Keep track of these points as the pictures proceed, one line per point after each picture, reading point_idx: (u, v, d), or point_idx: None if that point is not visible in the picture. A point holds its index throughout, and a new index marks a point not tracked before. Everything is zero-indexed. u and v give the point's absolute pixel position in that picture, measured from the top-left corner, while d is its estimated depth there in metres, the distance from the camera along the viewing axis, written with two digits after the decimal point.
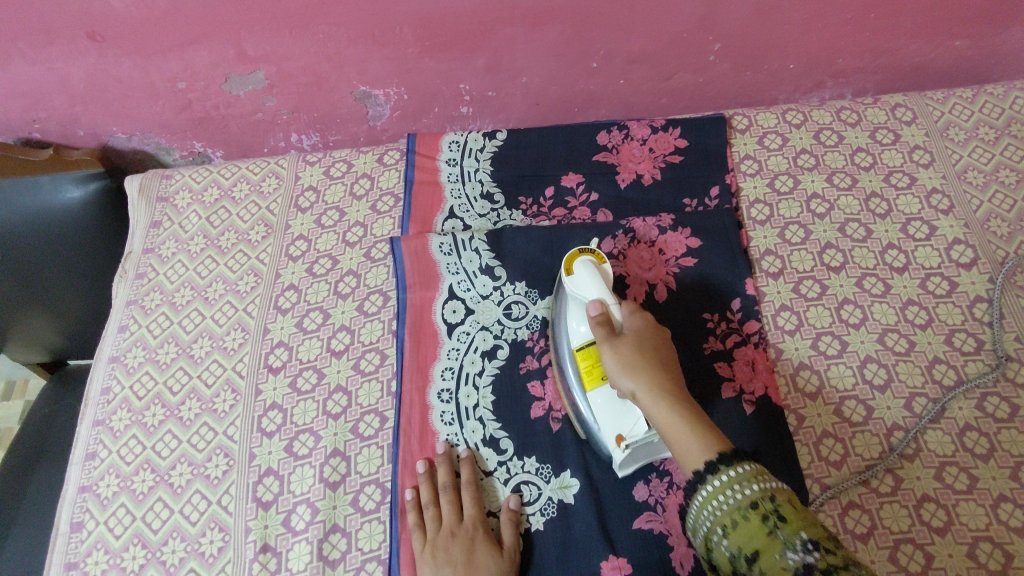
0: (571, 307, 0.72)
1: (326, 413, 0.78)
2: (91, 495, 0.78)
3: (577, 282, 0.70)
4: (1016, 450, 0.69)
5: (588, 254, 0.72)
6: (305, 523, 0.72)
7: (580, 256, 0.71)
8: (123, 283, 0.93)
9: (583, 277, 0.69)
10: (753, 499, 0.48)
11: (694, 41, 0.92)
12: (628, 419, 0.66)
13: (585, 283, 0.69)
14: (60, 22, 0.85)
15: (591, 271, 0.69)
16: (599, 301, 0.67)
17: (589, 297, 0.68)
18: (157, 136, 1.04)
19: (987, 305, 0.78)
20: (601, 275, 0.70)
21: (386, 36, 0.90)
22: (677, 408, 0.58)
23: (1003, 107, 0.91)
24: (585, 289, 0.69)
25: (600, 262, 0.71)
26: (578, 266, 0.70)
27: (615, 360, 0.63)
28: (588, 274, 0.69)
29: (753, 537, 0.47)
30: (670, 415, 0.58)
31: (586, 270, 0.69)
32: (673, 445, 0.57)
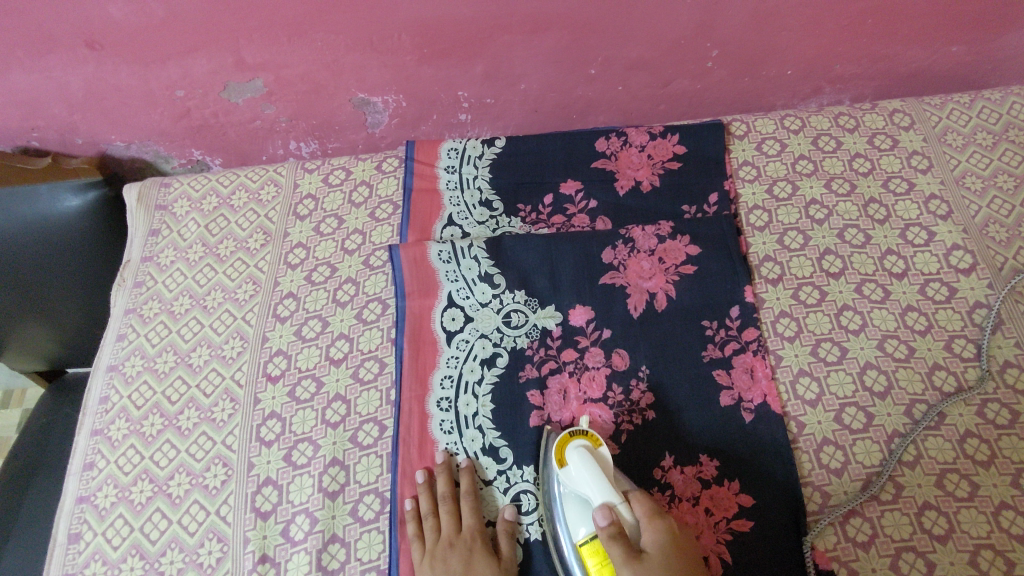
0: (571, 502, 0.66)
1: (325, 422, 0.78)
2: (89, 506, 0.78)
3: (573, 476, 0.65)
4: (1016, 457, 0.69)
5: (580, 439, 0.68)
6: (304, 533, 0.72)
7: (573, 441, 0.67)
8: (121, 291, 0.93)
9: (581, 473, 0.64)
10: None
11: (692, 47, 0.92)
12: None
13: (584, 475, 0.64)
14: (59, 31, 0.84)
15: (586, 460, 0.64)
16: (605, 507, 0.61)
17: (592, 497, 0.63)
18: (155, 144, 1.04)
19: (986, 310, 0.78)
20: (598, 464, 0.65)
21: (384, 44, 0.90)
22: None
23: (1000, 112, 0.91)
24: (585, 485, 0.63)
25: (596, 449, 0.66)
26: (572, 453, 0.66)
27: None
28: (585, 466, 0.64)
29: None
30: None
31: (581, 456, 0.65)
32: None
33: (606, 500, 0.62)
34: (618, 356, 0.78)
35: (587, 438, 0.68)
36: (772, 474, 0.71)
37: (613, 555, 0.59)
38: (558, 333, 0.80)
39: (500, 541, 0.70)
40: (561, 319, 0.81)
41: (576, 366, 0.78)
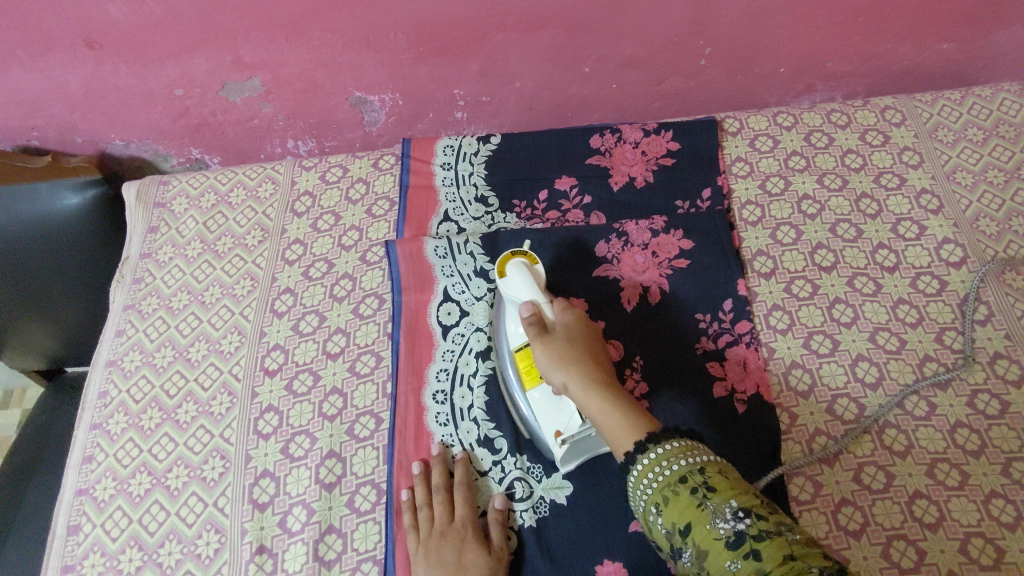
0: (507, 309, 0.74)
1: (321, 414, 0.79)
2: (88, 498, 0.78)
3: (507, 283, 0.73)
4: (1007, 446, 0.70)
5: (519, 256, 0.75)
6: (301, 523, 0.73)
7: (512, 259, 0.74)
8: (121, 287, 0.94)
9: (517, 278, 0.72)
10: (680, 475, 0.53)
11: (685, 45, 0.93)
12: (564, 415, 0.68)
13: (517, 284, 0.72)
14: (58, 30, 0.85)
15: (521, 273, 0.72)
16: (532, 302, 0.70)
17: (522, 297, 0.71)
18: (154, 143, 1.05)
19: (977, 303, 0.79)
20: (531, 275, 0.73)
21: (381, 43, 0.91)
22: (609, 397, 0.62)
23: (991, 109, 0.92)
24: (518, 289, 0.72)
25: (533, 263, 0.74)
26: (510, 268, 0.73)
27: (547, 357, 0.66)
28: (520, 274, 0.72)
29: (684, 511, 0.52)
30: (601, 404, 0.61)
31: (517, 270, 0.72)
32: (610, 431, 0.60)
33: (532, 300, 0.70)
34: (612, 348, 0.79)
35: (527, 258, 0.75)
36: (763, 463, 0.72)
37: (531, 340, 0.68)
38: None
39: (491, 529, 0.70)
40: None
41: None
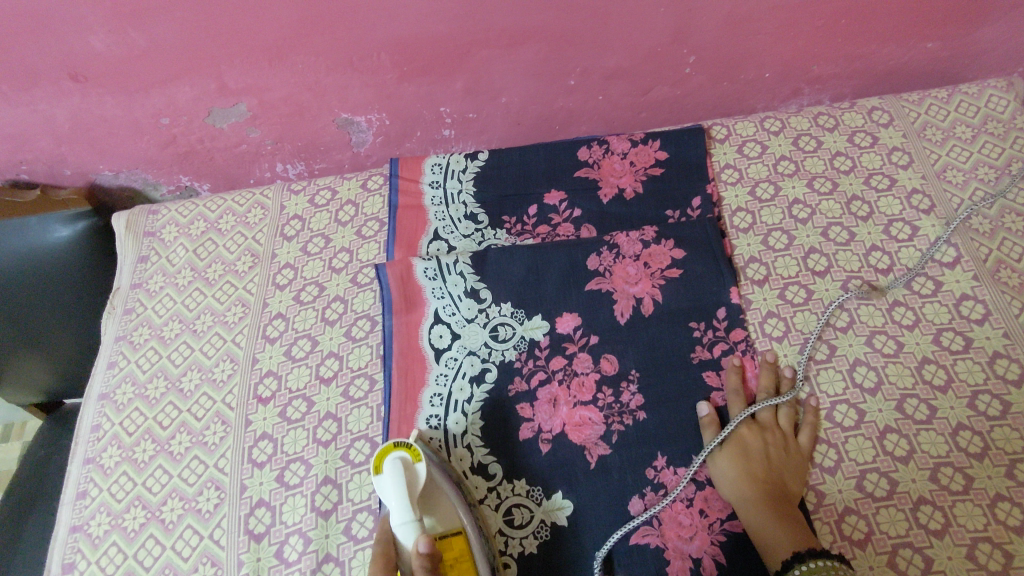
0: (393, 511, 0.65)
1: (316, 440, 0.78)
2: (82, 535, 0.78)
3: (385, 486, 0.66)
4: (1010, 447, 0.69)
5: (401, 450, 0.69)
6: (298, 553, 0.72)
7: (393, 453, 0.68)
8: (112, 319, 0.94)
9: (390, 480, 0.66)
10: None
11: (669, 54, 0.93)
12: None
13: (393, 490, 0.66)
14: (42, 64, 0.86)
15: (400, 474, 0.66)
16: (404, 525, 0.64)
17: (392, 502, 0.65)
18: (143, 172, 1.05)
19: (973, 302, 0.78)
20: (410, 478, 0.66)
21: (365, 63, 0.91)
22: (748, 480, 0.69)
23: (978, 106, 0.92)
24: (389, 492, 0.66)
25: (415, 459, 0.68)
26: (388, 464, 0.67)
27: None
28: (393, 481, 0.65)
29: None
30: (734, 492, 0.69)
31: (396, 469, 0.66)
32: (728, 488, 0.69)
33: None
34: (607, 362, 0.78)
35: (409, 449, 0.69)
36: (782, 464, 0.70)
37: None
38: (546, 343, 0.80)
39: (381, 569, 0.61)
40: (548, 330, 0.81)
41: (566, 376, 0.78)
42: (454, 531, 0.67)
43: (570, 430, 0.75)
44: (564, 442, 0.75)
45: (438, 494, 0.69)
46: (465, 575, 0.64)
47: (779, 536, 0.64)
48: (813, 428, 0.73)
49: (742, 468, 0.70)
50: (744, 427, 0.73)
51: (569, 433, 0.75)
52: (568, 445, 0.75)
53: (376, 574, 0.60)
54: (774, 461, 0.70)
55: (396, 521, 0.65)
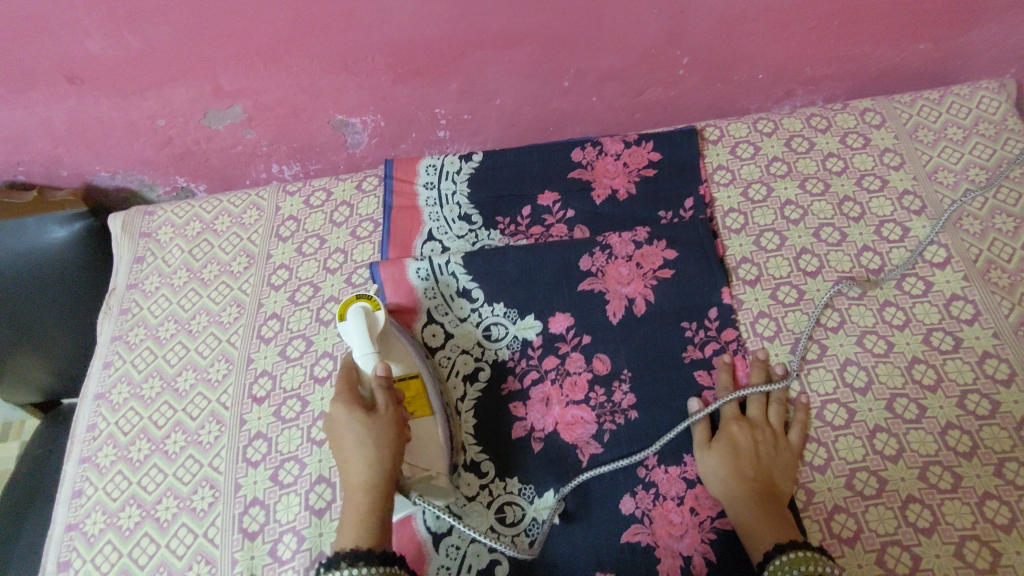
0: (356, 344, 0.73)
1: (310, 439, 0.79)
2: (78, 533, 0.78)
3: (349, 331, 0.73)
4: (999, 446, 0.69)
5: (362, 301, 0.76)
6: (292, 551, 0.72)
7: (355, 304, 0.75)
8: (108, 319, 0.94)
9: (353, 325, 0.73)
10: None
11: (662, 56, 0.94)
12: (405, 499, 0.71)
13: (355, 332, 0.73)
14: (39, 67, 0.86)
15: (362, 321, 0.73)
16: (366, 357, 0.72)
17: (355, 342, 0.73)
18: (139, 173, 1.06)
19: (963, 302, 0.78)
20: (371, 323, 0.74)
21: (359, 65, 0.91)
22: (736, 474, 0.69)
23: (970, 107, 0.92)
24: (353, 333, 0.73)
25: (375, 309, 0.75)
26: (352, 313, 0.74)
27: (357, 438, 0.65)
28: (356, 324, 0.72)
29: None
30: (722, 486, 0.69)
31: (359, 317, 0.73)
32: (715, 482, 0.70)
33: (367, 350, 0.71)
34: (599, 361, 0.79)
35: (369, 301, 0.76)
36: (772, 460, 0.71)
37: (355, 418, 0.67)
38: (539, 343, 0.81)
39: (345, 391, 0.69)
40: (541, 329, 0.81)
41: (558, 376, 0.79)
42: (409, 372, 0.75)
43: (562, 428, 0.76)
44: (556, 441, 0.75)
45: (394, 340, 0.77)
46: (419, 407, 0.74)
47: (766, 533, 0.65)
48: (803, 426, 0.73)
49: (731, 465, 0.69)
50: (735, 425, 0.73)
51: (561, 431, 0.76)
52: (560, 443, 0.75)
53: (341, 392, 0.69)
54: (763, 458, 0.71)
55: (358, 353, 0.72)
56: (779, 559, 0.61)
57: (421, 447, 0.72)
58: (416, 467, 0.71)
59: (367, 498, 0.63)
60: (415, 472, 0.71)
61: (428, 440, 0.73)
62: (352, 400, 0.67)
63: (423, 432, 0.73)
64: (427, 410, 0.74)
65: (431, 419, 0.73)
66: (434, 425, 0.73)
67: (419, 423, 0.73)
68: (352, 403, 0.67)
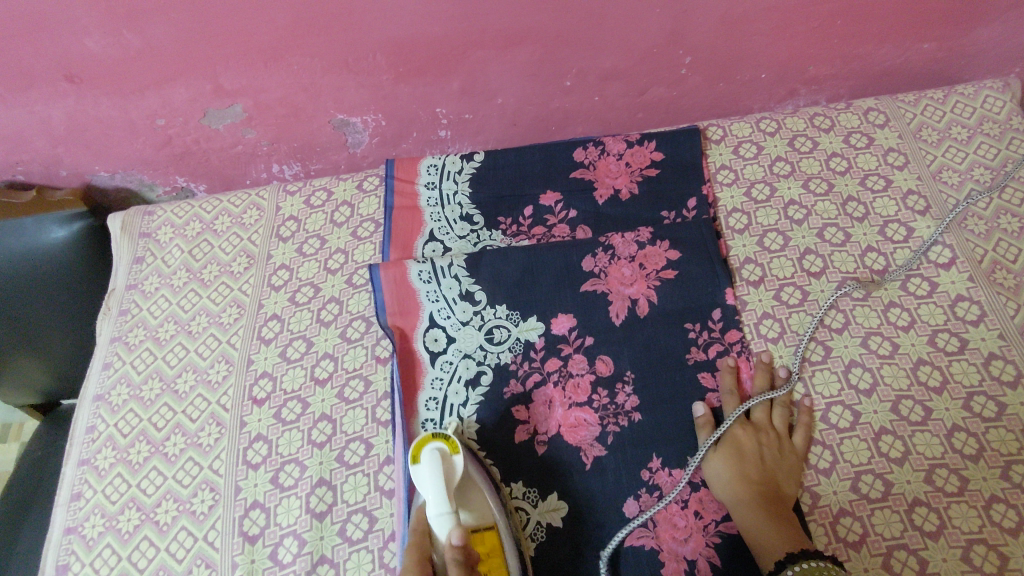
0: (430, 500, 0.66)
1: (311, 442, 0.78)
2: (77, 536, 0.77)
3: (422, 477, 0.67)
4: (1006, 449, 0.69)
5: (438, 441, 0.70)
6: (293, 555, 0.72)
7: (429, 445, 0.69)
8: (107, 320, 0.93)
9: (427, 472, 0.67)
10: None
11: (665, 55, 0.93)
12: None
13: (429, 479, 0.67)
14: (38, 66, 0.86)
15: (437, 464, 0.67)
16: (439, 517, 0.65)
17: (428, 494, 0.66)
18: (139, 173, 1.05)
19: (969, 303, 0.78)
20: (446, 470, 0.68)
21: (360, 65, 0.91)
22: (741, 479, 0.69)
23: (974, 106, 0.92)
24: (425, 484, 0.67)
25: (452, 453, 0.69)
26: (426, 455, 0.68)
27: None
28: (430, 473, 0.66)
29: None
30: (727, 492, 0.69)
31: (434, 461, 0.67)
32: (721, 488, 0.70)
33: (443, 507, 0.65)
34: (602, 363, 0.78)
35: (447, 442, 0.70)
36: (778, 464, 0.70)
37: None
38: (541, 345, 0.80)
39: (414, 555, 0.61)
40: (543, 331, 0.81)
41: (561, 378, 0.78)
42: (485, 526, 0.68)
43: (565, 432, 0.75)
44: (559, 445, 0.75)
45: (471, 487, 0.70)
46: (493, 567, 0.65)
47: (770, 538, 0.64)
48: (807, 428, 0.72)
49: (735, 468, 0.70)
50: (739, 428, 0.73)
51: (564, 434, 0.75)
52: (563, 446, 0.75)
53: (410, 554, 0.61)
54: (769, 461, 0.70)
55: (431, 512, 0.66)
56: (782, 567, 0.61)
57: None
58: None
59: None
60: None
61: None
62: (422, 568, 0.59)
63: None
64: (502, 571, 0.65)
65: None
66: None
67: None
68: (422, 573, 0.58)
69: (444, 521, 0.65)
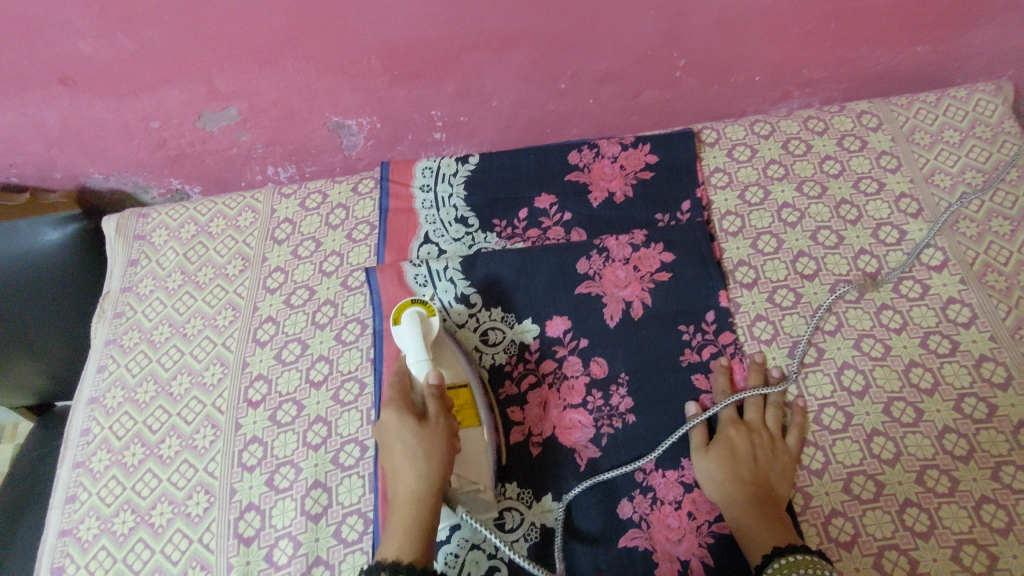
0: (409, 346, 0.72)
1: (306, 444, 0.78)
2: (72, 539, 0.77)
3: (404, 337, 0.73)
4: (996, 450, 0.69)
5: (416, 306, 0.76)
6: (288, 557, 0.72)
7: (410, 309, 0.75)
8: (101, 323, 0.93)
9: (407, 332, 0.73)
10: None
11: (659, 58, 0.94)
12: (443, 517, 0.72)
13: (408, 335, 0.73)
14: (32, 68, 0.86)
15: (417, 325, 0.73)
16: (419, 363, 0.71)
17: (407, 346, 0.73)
18: (133, 175, 1.05)
19: (960, 306, 0.78)
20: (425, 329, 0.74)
21: (355, 67, 0.91)
22: (731, 475, 0.69)
23: (966, 110, 0.92)
24: (405, 338, 0.73)
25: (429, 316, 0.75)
26: (406, 318, 0.74)
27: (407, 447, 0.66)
28: (410, 331, 0.73)
29: None
30: (717, 488, 0.69)
31: (413, 322, 0.74)
32: (711, 484, 0.70)
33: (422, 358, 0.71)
34: (596, 365, 0.79)
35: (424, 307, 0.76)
36: (769, 463, 0.71)
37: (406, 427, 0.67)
38: (536, 347, 0.80)
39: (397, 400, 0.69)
40: (538, 333, 0.81)
41: (556, 379, 0.78)
42: (459, 382, 0.75)
43: (559, 432, 0.76)
44: (554, 446, 0.75)
45: (445, 349, 0.77)
46: (467, 418, 0.74)
47: (762, 537, 0.64)
48: (800, 430, 0.73)
49: (728, 469, 0.69)
50: (733, 428, 0.73)
51: (559, 435, 0.76)
52: (557, 447, 0.75)
53: (393, 402, 0.69)
54: (761, 461, 0.70)
55: (411, 360, 0.72)
56: (773, 565, 0.61)
57: (468, 459, 0.72)
58: (463, 479, 0.71)
59: (416, 511, 0.63)
60: (463, 483, 0.71)
61: (476, 453, 0.72)
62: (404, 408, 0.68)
63: (471, 443, 0.73)
64: (475, 421, 0.74)
65: (479, 430, 0.73)
66: (481, 437, 0.73)
67: (466, 433, 0.73)
68: (403, 411, 0.68)
69: (423, 367, 0.71)
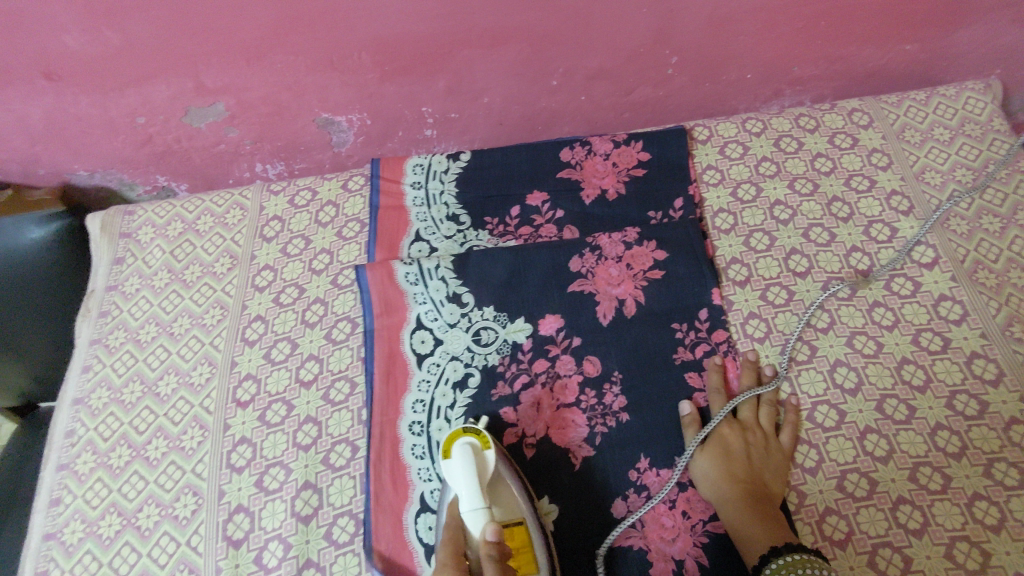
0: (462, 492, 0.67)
1: (296, 444, 0.77)
2: (56, 543, 0.76)
3: (454, 472, 0.68)
4: (987, 447, 0.70)
5: (469, 436, 0.71)
6: (278, 559, 0.71)
7: (461, 440, 0.70)
8: (86, 322, 0.92)
9: (458, 465, 0.68)
10: None
11: (652, 55, 0.93)
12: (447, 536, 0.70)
13: (461, 475, 0.67)
14: (14, 62, 0.84)
15: (469, 457, 0.68)
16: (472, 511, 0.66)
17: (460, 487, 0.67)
18: (119, 171, 1.04)
19: (951, 303, 0.78)
20: (479, 465, 0.69)
21: (345, 63, 0.90)
22: (725, 475, 0.69)
23: (956, 108, 0.93)
24: (457, 477, 0.68)
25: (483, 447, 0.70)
26: (456, 450, 0.69)
27: None
28: (462, 469, 0.67)
29: None
30: (713, 489, 0.69)
31: (464, 456, 0.68)
32: (707, 485, 0.70)
33: (475, 503, 0.66)
34: (589, 364, 0.78)
35: (478, 436, 0.71)
36: (764, 459, 0.71)
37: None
38: (529, 346, 0.80)
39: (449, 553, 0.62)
40: (531, 332, 0.80)
41: (549, 379, 0.78)
42: (515, 520, 0.68)
43: (553, 432, 0.75)
44: (548, 446, 0.75)
45: (501, 485, 0.70)
46: (525, 563, 0.65)
47: (759, 537, 0.64)
48: (793, 427, 0.73)
49: (722, 468, 0.70)
50: (726, 426, 0.73)
51: (553, 435, 0.75)
52: (551, 448, 0.74)
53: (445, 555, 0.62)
54: (755, 459, 0.70)
55: (466, 506, 0.66)
56: (770, 566, 0.61)
57: None
58: None
59: None
60: None
61: None
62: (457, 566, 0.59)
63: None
64: (532, 567, 0.64)
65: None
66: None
67: None
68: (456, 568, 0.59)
69: (478, 516, 0.65)
